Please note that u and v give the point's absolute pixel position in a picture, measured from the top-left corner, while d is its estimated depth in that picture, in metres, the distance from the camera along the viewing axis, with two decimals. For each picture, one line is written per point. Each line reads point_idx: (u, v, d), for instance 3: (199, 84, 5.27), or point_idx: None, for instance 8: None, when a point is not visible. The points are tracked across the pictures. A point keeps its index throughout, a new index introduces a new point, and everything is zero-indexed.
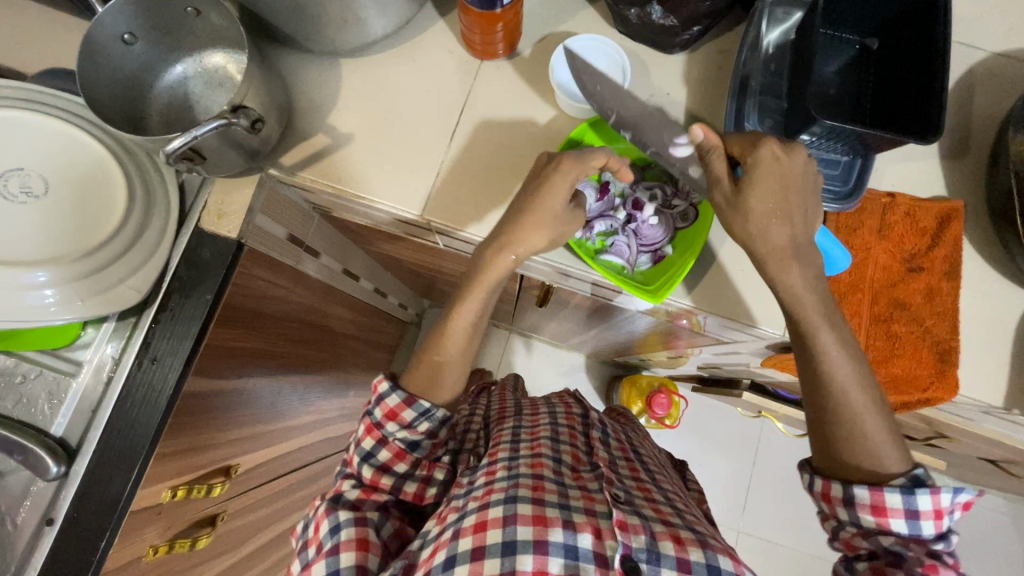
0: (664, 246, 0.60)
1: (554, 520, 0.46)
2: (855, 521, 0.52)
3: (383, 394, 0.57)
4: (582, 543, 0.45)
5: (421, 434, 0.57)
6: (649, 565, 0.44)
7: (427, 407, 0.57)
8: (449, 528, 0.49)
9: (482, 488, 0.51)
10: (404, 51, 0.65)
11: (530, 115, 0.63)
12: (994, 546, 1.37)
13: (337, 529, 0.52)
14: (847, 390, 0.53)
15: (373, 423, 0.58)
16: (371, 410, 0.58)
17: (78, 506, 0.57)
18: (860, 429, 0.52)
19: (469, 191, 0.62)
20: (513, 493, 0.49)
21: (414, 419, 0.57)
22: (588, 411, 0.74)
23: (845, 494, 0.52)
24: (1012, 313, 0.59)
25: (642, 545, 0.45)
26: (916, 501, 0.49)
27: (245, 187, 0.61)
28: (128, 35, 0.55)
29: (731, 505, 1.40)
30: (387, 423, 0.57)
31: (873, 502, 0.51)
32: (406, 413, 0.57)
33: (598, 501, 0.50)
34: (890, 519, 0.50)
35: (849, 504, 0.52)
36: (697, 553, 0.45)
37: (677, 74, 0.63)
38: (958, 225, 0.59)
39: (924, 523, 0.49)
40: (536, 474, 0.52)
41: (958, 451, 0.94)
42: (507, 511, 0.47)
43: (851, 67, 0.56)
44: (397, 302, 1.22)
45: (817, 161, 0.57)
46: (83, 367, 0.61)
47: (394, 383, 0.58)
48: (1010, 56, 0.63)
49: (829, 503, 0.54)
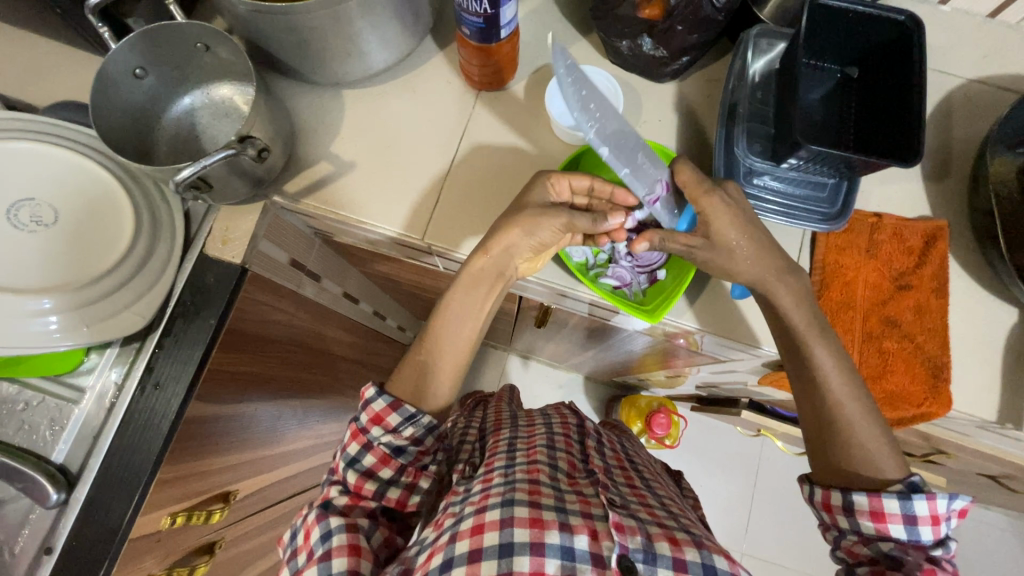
0: (659, 267, 0.62)
1: (551, 522, 0.46)
2: (855, 529, 0.52)
3: (369, 399, 0.56)
4: (579, 544, 0.45)
5: (407, 439, 0.55)
6: (646, 565, 0.44)
7: (413, 411, 0.56)
8: (446, 532, 0.48)
9: (478, 493, 0.52)
10: (404, 81, 0.67)
11: (526, 141, 0.66)
12: (999, 565, 1.36)
13: (329, 536, 0.51)
14: (840, 403, 0.54)
15: (358, 428, 0.57)
16: (357, 416, 0.57)
17: (77, 535, 0.57)
18: (844, 442, 0.54)
19: (469, 217, 0.64)
20: (510, 496, 0.49)
21: (400, 423, 0.56)
22: (584, 422, 0.75)
23: (844, 502, 0.52)
24: (1000, 328, 0.60)
25: (638, 545, 0.45)
26: (913, 506, 0.49)
27: (249, 213, 0.63)
28: (139, 70, 0.57)
29: (733, 526, 1.39)
30: (372, 427, 0.56)
31: (872, 508, 0.50)
32: (392, 418, 0.56)
33: (594, 504, 0.51)
34: (888, 524, 0.50)
35: (849, 511, 0.52)
36: (692, 553, 0.45)
37: (668, 101, 0.66)
38: (944, 244, 0.61)
39: (921, 528, 0.49)
40: (532, 479, 0.53)
41: (957, 467, 0.95)
42: (504, 514, 0.47)
43: (834, 95, 0.58)
44: (396, 325, 1.23)
45: (804, 184, 0.59)
46: (85, 394, 0.62)
47: (381, 388, 0.57)
48: (985, 82, 0.66)
49: (829, 512, 0.54)
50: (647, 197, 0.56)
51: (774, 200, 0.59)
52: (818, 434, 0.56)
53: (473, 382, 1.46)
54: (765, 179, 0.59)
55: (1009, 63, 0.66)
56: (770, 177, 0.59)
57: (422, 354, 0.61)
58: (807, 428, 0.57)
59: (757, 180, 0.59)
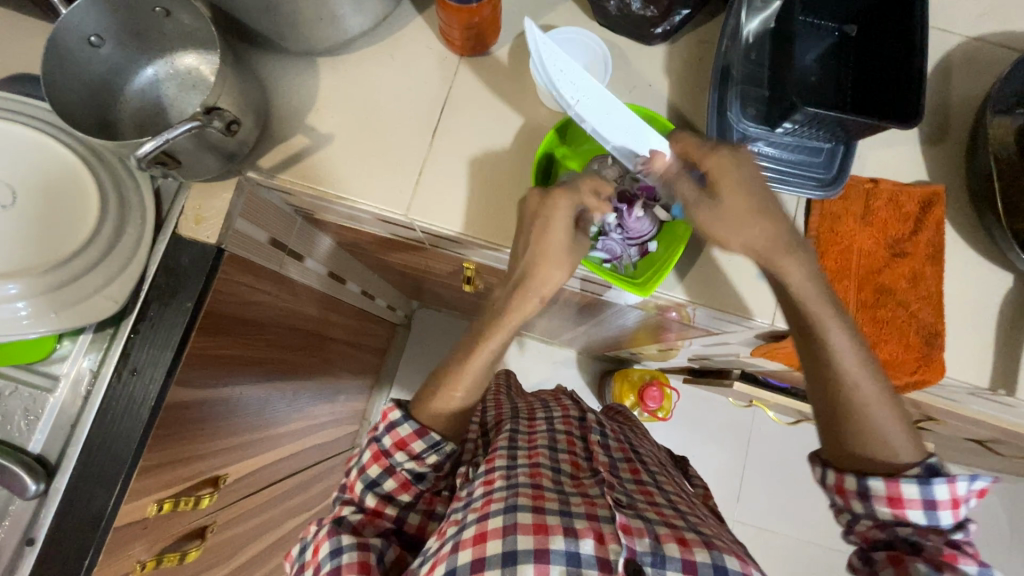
0: (650, 240, 0.60)
1: (555, 527, 0.48)
2: (870, 513, 0.52)
3: (395, 422, 0.58)
4: (585, 548, 0.47)
5: (428, 467, 0.57)
6: (654, 568, 0.46)
7: (438, 439, 0.58)
8: (448, 542, 0.50)
9: (481, 499, 0.53)
10: (382, 48, 0.64)
11: (512, 109, 0.63)
12: (981, 525, 1.40)
13: (338, 552, 0.51)
14: (853, 381, 0.53)
15: (380, 450, 0.58)
16: (380, 438, 0.59)
17: (59, 524, 0.56)
18: (858, 421, 0.53)
19: (454, 191, 0.61)
20: (513, 502, 0.51)
21: (423, 450, 0.57)
22: (586, 413, 0.76)
23: (859, 486, 0.52)
24: (995, 294, 0.60)
25: (647, 548, 0.46)
26: (934, 491, 0.49)
27: (223, 191, 0.60)
28: (95, 37, 0.53)
29: (726, 495, 1.41)
30: (395, 451, 0.57)
31: (890, 494, 0.50)
32: (416, 444, 0.57)
33: (600, 505, 0.52)
34: (907, 510, 0.50)
35: (864, 496, 0.51)
36: (703, 554, 0.46)
37: (658, 65, 0.63)
38: (940, 209, 0.59)
39: (941, 512, 0.49)
40: (535, 483, 0.54)
41: (945, 432, 0.96)
42: (507, 520, 0.49)
43: (831, 54, 0.56)
44: (385, 304, 1.21)
45: (799, 149, 0.57)
46: (60, 381, 0.59)
47: (406, 412, 0.59)
48: (985, 40, 0.64)
49: (843, 497, 0.53)
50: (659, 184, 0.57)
51: (770, 167, 0.57)
52: (831, 411, 0.54)
53: None
54: (759, 145, 0.57)
55: (1009, 20, 0.64)
56: (763, 143, 0.56)
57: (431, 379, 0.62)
58: (820, 409, 0.55)
59: (751, 146, 0.57)
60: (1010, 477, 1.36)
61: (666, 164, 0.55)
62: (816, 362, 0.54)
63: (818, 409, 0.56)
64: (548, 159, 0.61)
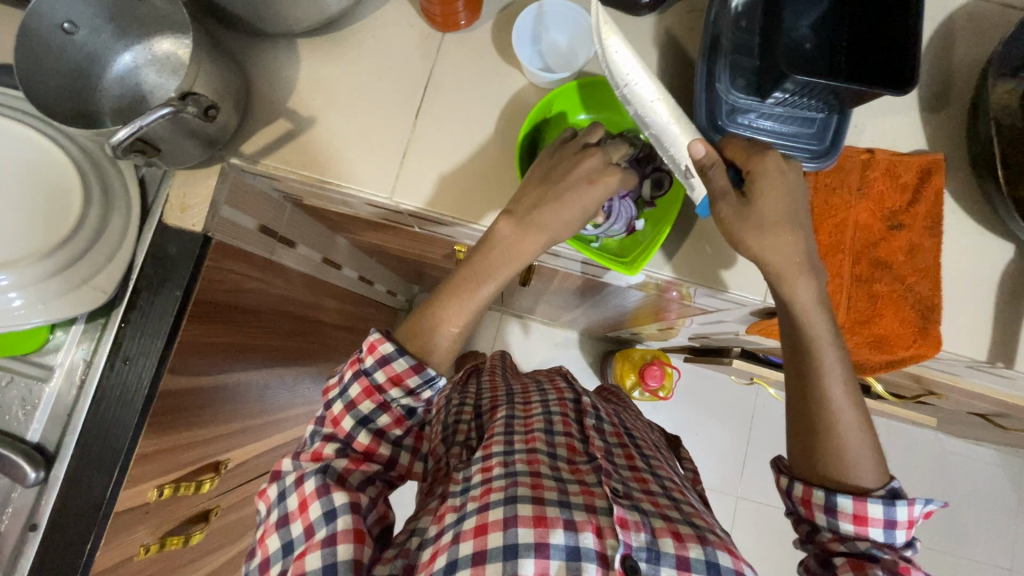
0: (637, 218, 0.60)
1: (555, 520, 0.49)
2: (832, 527, 0.51)
3: (388, 356, 0.54)
4: (584, 543, 0.48)
5: (423, 402, 0.55)
6: (649, 563, 0.47)
7: (433, 374, 0.55)
8: (449, 530, 0.50)
9: (480, 487, 0.53)
10: (363, 27, 0.62)
11: (497, 87, 0.61)
12: (987, 497, 1.40)
13: (334, 516, 0.49)
14: (838, 410, 0.53)
15: (371, 385, 0.54)
16: (370, 371, 0.54)
17: (60, 511, 0.57)
18: (836, 446, 0.52)
19: (440, 170, 0.60)
20: (513, 492, 0.51)
21: (418, 385, 0.54)
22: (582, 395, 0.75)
23: (827, 501, 0.51)
24: (996, 266, 0.58)
25: (642, 544, 0.48)
26: (896, 511, 0.49)
27: (206, 178, 0.59)
28: (68, 23, 0.52)
29: (729, 472, 1.41)
30: (389, 388, 0.54)
31: (856, 511, 0.50)
32: (410, 379, 0.54)
33: (597, 495, 0.53)
34: (869, 528, 0.49)
35: (830, 510, 0.51)
36: (696, 550, 0.48)
37: (647, 37, 0.61)
38: (939, 179, 0.57)
39: (898, 531, 0.49)
40: (534, 471, 0.55)
41: (948, 407, 0.95)
42: (507, 513, 0.49)
43: (827, 20, 0.53)
44: (385, 289, 1.21)
45: (791, 121, 0.55)
46: (55, 371, 0.60)
47: (397, 346, 0.55)
48: (990, 1, 0.61)
49: (807, 508, 0.53)
50: (683, 172, 0.52)
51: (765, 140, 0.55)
52: (807, 433, 0.54)
53: (467, 344, 1.45)
54: (750, 118, 0.55)
55: None
56: (755, 114, 0.55)
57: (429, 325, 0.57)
58: (794, 427, 0.55)
59: (742, 118, 0.55)
60: (1016, 450, 1.36)
61: (700, 156, 0.50)
62: (803, 385, 0.54)
63: (794, 422, 0.55)
64: (533, 136, 0.61)
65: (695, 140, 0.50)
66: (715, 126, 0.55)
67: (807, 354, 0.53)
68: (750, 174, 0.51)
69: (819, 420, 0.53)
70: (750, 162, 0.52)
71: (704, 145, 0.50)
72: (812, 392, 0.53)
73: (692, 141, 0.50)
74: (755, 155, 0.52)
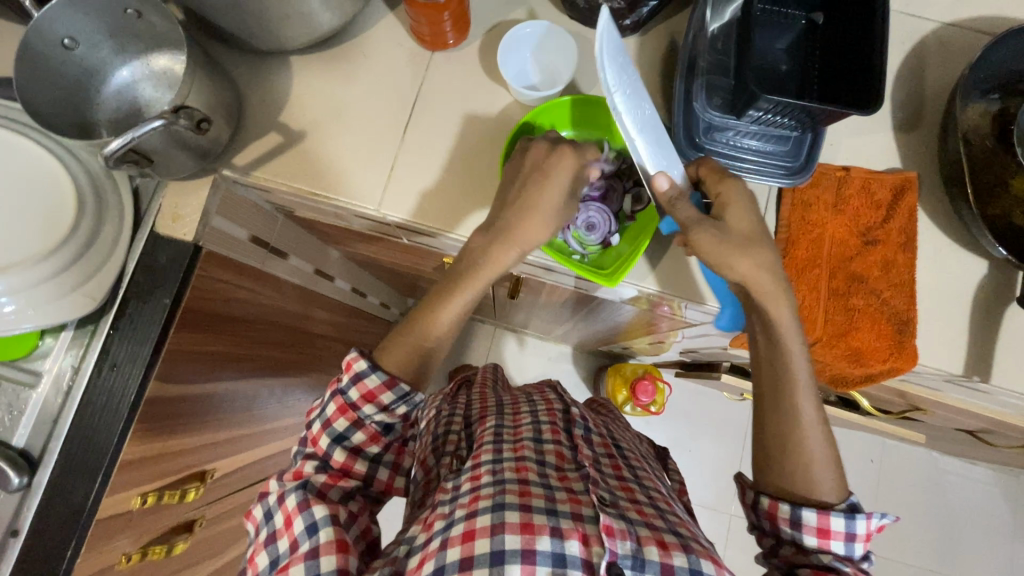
0: (615, 232, 0.61)
1: (541, 527, 0.49)
2: (796, 539, 0.52)
3: (360, 374, 0.55)
4: (570, 549, 0.48)
5: (397, 417, 0.56)
6: (634, 570, 0.47)
7: (406, 391, 0.56)
8: (436, 537, 0.51)
9: (468, 494, 0.54)
10: (355, 45, 0.64)
11: (483, 104, 0.63)
12: (981, 517, 1.39)
13: (315, 529, 0.49)
14: (807, 429, 0.54)
15: (346, 403, 0.56)
16: (345, 390, 0.56)
17: (43, 516, 0.57)
18: (803, 462, 0.53)
19: (426, 182, 0.62)
20: (500, 500, 0.51)
21: (392, 402, 0.56)
22: (570, 406, 0.76)
23: (792, 515, 0.52)
24: (970, 281, 0.59)
25: (628, 551, 0.48)
26: (855, 525, 0.50)
27: (198, 189, 0.61)
28: (68, 39, 0.54)
29: (722, 489, 1.40)
30: (363, 405, 0.55)
31: (819, 524, 0.51)
32: (385, 396, 0.56)
33: (584, 503, 0.53)
34: (831, 541, 0.50)
35: (795, 524, 0.52)
36: (680, 557, 0.48)
37: (630, 56, 0.63)
38: (912, 197, 0.59)
39: (857, 544, 0.50)
40: (521, 479, 0.55)
41: (935, 423, 0.95)
42: (495, 519, 0.50)
43: (799, 42, 0.55)
44: (378, 301, 1.22)
45: (767, 138, 0.57)
46: (42, 377, 0.61)
47: (372, 363, 0.56)
48: (960, 26, 0.63)
49: (773, 522, 0.53)
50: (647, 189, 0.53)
51: (742, 157, 0.57)
52: (777, 448, 0.54)
53: (460, 358, 1.46)
54: (728, 135, 0.57)
55: (984, 6, 0.63)
56: (733, 132, 0.57)
57: (420, 341, 0.59)
58: (761, 443, 0.56)
59: (719, 136, 0.57)
60: (1010, 469, 1.35)
61: (663, 190, 0.52)
62: (774, 402, 0.55)
63: (763, 438, 0.56)
64: (517, 148, 0.62)
65: (659, 176, 0.51)
66: (692, 143, 0.56)
67: (781, 373, 0.55)
68: (719, 197, 0.53)
69: (790, 433, 0.54)
70: (719, 185, 0.53)
71: (668, 180, 0.51)
72: (783, 407, 0.54)
73: (655, 175, 0.51)
74: (726, 179, 0.53)
